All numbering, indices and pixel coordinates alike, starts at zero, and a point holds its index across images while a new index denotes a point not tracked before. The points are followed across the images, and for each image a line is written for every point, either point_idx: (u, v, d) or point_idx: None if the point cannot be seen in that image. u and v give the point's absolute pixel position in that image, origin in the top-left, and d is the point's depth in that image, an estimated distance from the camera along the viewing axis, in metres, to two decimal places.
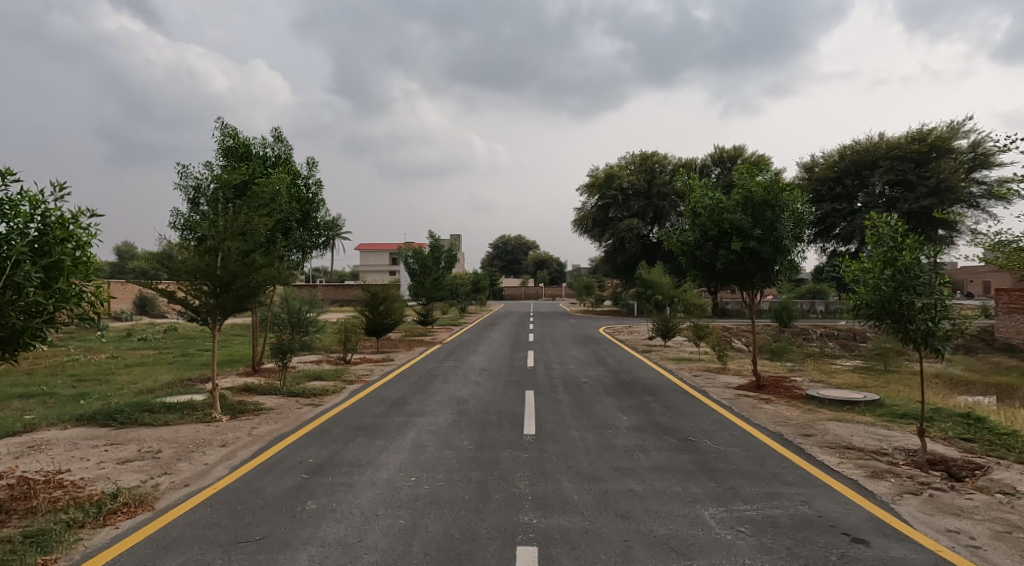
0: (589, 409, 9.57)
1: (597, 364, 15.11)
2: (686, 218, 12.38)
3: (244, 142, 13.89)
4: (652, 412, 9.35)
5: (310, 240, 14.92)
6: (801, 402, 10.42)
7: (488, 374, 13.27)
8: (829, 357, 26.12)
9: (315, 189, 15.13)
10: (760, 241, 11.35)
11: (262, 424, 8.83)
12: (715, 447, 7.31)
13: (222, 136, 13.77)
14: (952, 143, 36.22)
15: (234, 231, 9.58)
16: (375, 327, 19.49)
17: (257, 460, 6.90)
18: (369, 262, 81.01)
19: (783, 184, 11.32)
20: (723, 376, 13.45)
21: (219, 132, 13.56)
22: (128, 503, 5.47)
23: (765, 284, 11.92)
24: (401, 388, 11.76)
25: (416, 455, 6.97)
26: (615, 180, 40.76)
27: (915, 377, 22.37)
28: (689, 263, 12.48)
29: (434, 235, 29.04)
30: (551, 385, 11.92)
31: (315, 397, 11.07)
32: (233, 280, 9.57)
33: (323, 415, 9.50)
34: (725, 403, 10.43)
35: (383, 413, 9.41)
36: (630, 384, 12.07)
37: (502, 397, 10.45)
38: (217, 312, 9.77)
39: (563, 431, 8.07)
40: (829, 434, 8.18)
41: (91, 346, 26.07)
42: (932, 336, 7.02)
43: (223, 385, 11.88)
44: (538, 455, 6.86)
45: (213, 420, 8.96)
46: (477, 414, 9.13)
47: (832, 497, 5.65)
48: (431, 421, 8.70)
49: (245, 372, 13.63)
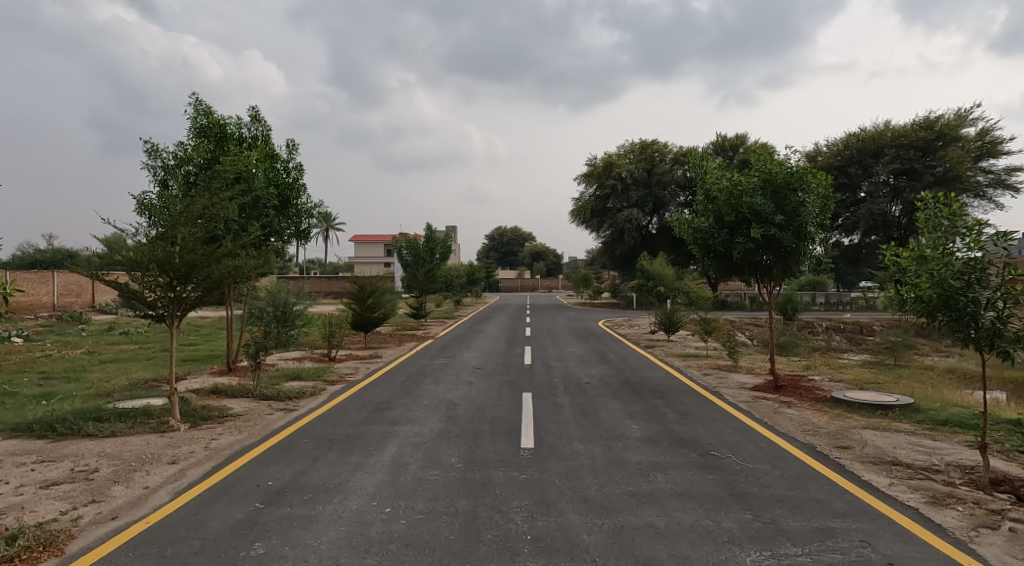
0: (594, 415, 8.53)
1: (599, 362, 14.06)
2: (698, 205, 11.34)
3: (218, 120, 12.82)
4: (665, 419, 8.32)
5: (289, 228, 13.83)
6: (827, 405, 9.44)
7: (482, 374, 12.23)
8: (835, 352, 25.21)
9: (295, 173, 14.05)
10: (781, 227, 10.35)
11: (223, 435, 7.79)
12: (743, 464, 6.29)
13: (194, 114, 12.67)
14: (959, 131, 35.18)
15: (192, 216, 8.46)
16: (362, 321, 18.42)
17: (206, 484, 5.87)
18: (363, 254, 80.03)
19: (807, 165, 10.32)
20: (735, 375, 12.46)
21: (192, 109, 12.47)
22: (30, 546, 4.44)
23: (784, 277, 10.92)
24: (387, 390, 10.72)
25: (394, 477, 5.94)
26: (614, 169, 39.68)
27: (928, 373, 21.42)
28: (701, 252, 11.43)
29: (429, 225, 27.99)
30: (550, 385, 10.86)
31: (290, 401, 10.01)
32: (191, 270, 8.43)
33: (297, 423, 8.45)
34: (743, 407, 9.45)
35: (362, 421, 8.37)
36: (636, 385, 11.03)
37: (496, 401, 9.42)
38: (175, 306, 8.69)
39: (565, 443, 7.02)
40: (868, 446, 7.18)
41: (68, 340, 24.96)
42: (1000, 337, 6.07)
43: (189, 386, 10.82)
44: (538, 477, 5.84)
45: (169, 429, 7.93)
46: (468, 422, 8.08)
47: (897, 533, 4.66)
48: (415, 432, 7.65)
49: (217, 371, 12.58)
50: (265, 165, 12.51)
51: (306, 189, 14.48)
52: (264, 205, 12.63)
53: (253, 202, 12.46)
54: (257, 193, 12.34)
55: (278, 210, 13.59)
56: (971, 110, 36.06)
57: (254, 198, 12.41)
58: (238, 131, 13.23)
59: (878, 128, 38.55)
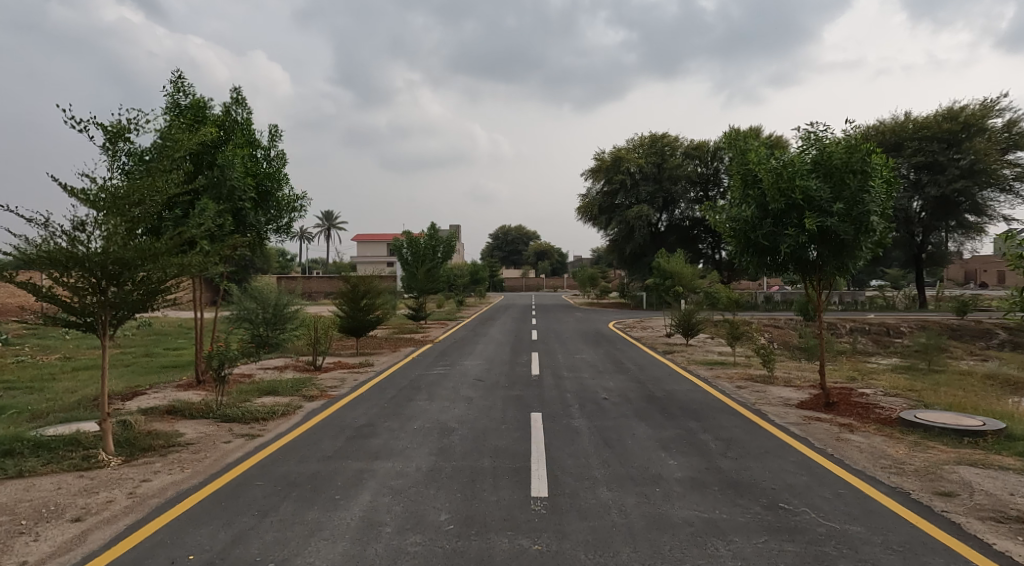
0: (620, 445, 6.93)
1: (616, 371, 12.48)
2: (735, 192, 9.80)
3: (199, 101, 11.38)
4: (708, 451, 6.76)
5: (266, 222, 12.23)
6: (897, 429, 7.88)
7: (484, 387, 10.70)
8: (862, 356, 23.44)
9: (278, 163, 12.52)
10: (838, 216, 8.82)
11: (161, 474, 6.26)
12: (826, 525, 4.75)
13: (172, 94, 11.24)
14: (985, 121, 33.34)
15: (128, 202, 6.93)
16: (354, 324, 16.80)
17: (106, 558, 4.38)
18: (365, 254, 78.55)
19: (869, 144, 8.85)
20: (774, 388, 10.89)
21: (167, 87, 11.07)
22: None
23: (838, 274, 9.35)
24: (372, 408, 9.19)
25: (360, 548, 4.40)
26: (622, 164, 37.87)
27: (968, 379, 19.77)
28: (740, 247, 9.87)
29: (431, 223, 26.46)
30: (562, 403, 9.32)
31: (255, 424, 8.44)
32: (125, 270, 6.85)
33: (256, 455, 6.90)
34: (795, 431, 7.87)
35: (337, 453, 6.83)
36: (664, 401, 9.46)
37: (500, 425, 7.86)
38: (109, 312, 7.07)
39: (588, 490, 5.48)
40: (979, 492, 5.57)
41: (49, 344, 23.50)
42: None
43: (142, 406, 9.30)
44: (557, 548, 4.33)
45: (95, 467, 6.41)
46: (466, 455, 6.55)
47: None
48: (397, 471, 6.09)
49: (183, 386, 11.10)
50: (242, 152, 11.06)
51: (289, 181, 12.94)
52: (240, 195, 11.15)
53: (225, 192, 10.97)
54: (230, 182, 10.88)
55: (256, 203, 12.04)
56: (998, 100, 34.22)
57: (226, 188, 10.95)
58: (225, 113, 11.76)
59: (898, 119, 36.67)
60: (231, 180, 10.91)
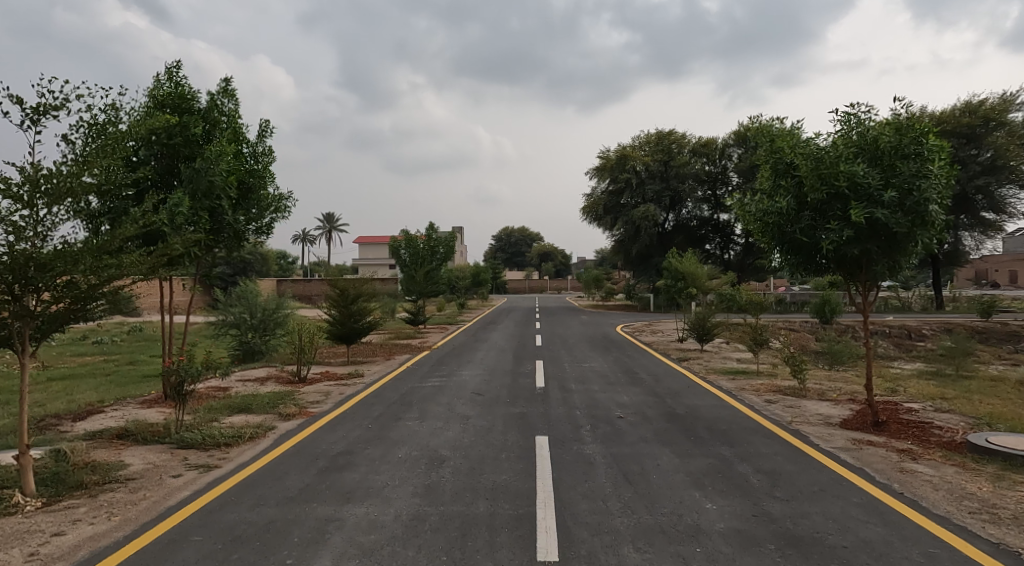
0: (644, 481, 5.73)
1: (629, 383, 11.27)
2: (764, 181, 8.62)
3: (184, 90, 10.10)
4: (751, 490, 5.58)
5: (246, 222, 10.89)
6: (968, 456, 6.66)
7: (483, 402, 9.51)
8: (884, 360, 22.18)
9: (265, 159, 11.25)
10: (889, 207, 7.63)
11: (83, 522, 5.11)
12: None
13: (158, 80, 10.05)
14: (1006, 115, 32.00)
15: (47, 190, 5.70)
16: (344, 330, 15.54)
17: None
18: (368, 255, 77.74)
19: (923, 126, 7.67)
20: (809, 403, 9.64)
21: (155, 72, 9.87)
22: None
23: (889, 275, 8.12)
24: (354, 430, 7.99)
25: None
26: (628, 162, 36.66)
27: (1002, 385, 18.49)
28: (772, 243, 8.64)
29: (431, 223, 25.26)
30: (571, 422, 8.13)
31: (216, 451, 7.25)
32: (40, 272, 5.62)
33: (205, 494, 5.72)
34: (847, 459, 6.65)
35: (301, 493, 5.63)
36: (687, 421, 8.26)
37: (497, 454, 6.65)
38: (27, 323, 5.90)
39: (610, 551, 4.30)
40: None
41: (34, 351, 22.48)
42: None
43: (91, 428, 8.14)
44: None
45: (3, 513, 5.26)
46: (456, 496, 5.36)
47: None
48: (370, 521, 4.90)
49: (148, 402, 9.96)
50: (227, 147, 9.72)
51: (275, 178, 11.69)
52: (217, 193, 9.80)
53: (202, 188, 9.65)
54: (209, 177, 9.57)
55: (237, 201, 10.75)
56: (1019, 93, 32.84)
57: (204, 184, 9.63)
58: (213, 104, 10.44)
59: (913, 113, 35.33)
60: (209, 175, 9.59)
